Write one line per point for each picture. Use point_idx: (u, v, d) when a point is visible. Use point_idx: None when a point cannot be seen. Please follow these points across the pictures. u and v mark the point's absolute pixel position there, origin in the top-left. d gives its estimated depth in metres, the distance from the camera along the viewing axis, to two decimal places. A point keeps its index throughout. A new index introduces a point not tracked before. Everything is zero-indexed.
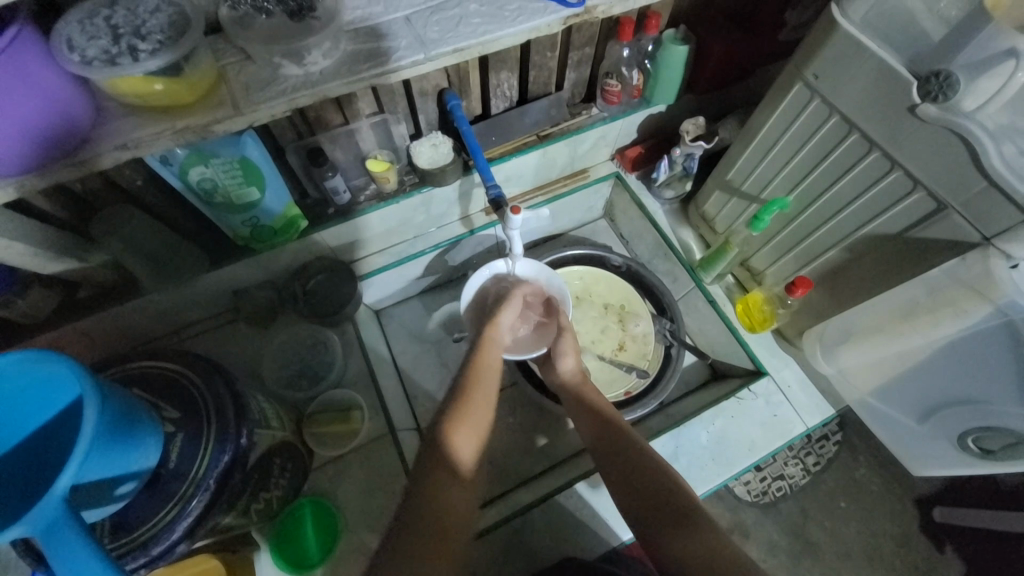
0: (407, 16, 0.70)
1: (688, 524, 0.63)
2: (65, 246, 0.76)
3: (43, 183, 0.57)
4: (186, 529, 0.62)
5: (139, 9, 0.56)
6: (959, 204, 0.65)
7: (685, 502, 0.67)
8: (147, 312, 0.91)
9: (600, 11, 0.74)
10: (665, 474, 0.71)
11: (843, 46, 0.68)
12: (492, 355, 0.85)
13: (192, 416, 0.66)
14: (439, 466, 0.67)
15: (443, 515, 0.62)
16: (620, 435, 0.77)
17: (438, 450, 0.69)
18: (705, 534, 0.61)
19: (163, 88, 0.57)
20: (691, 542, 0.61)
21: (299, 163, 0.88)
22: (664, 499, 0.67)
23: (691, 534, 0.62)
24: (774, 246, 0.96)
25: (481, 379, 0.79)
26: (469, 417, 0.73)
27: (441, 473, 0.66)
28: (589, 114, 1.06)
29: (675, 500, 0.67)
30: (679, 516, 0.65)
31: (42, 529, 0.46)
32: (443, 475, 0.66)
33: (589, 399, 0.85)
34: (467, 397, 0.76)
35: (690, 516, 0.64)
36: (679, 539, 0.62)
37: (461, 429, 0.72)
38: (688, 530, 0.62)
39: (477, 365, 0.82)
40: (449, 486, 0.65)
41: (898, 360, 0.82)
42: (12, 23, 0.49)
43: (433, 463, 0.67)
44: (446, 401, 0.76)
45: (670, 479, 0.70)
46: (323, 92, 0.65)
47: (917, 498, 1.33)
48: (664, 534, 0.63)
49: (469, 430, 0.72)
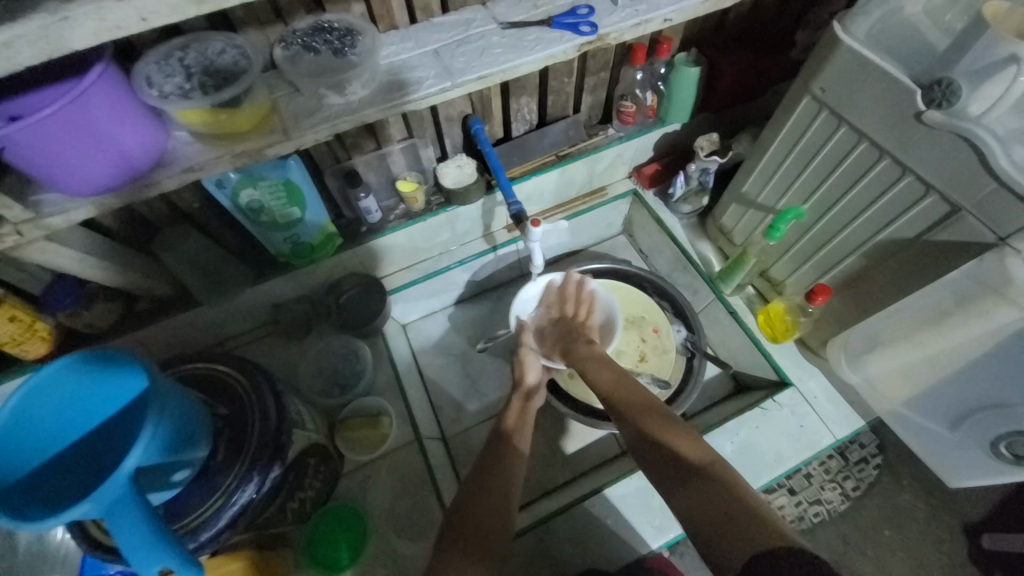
0: (436, 50, 0.77)
1: (696, 476, 0.62)
2: (129, 261, 0.85)
3: (119, 203, 0.65)
4: (230, 518, 0.66)
5: (209, 51, 0.65)
6: (971, 205, 0.66)
7: (695, 456, 0.65)
8: (196, 324, 0.98)
9: (612, 38, 0.79)
10: (676, 431, 0.70)
11: (847, 59, 0.71)
12: (515, 417, 0.86)
13: (239, 414, 0.73)
14: (487, 496, 0.70)
15: (484, 540, 0.65)
16: (632, 404, 0.77)
17: (467, 537, 0.65)
18: (717, 483, 0.60)
19: (226, 118, 0.65)
20: (703, 491, 0.60)
21: (337, 184, 0.96)
22: (671, 456, 0.67)
23: (703, 485, 0.61)
24: (793, 256, 0.97)
25: (512, 436, 0.81)
26: (494, 500, 0.70)
27: (466, 563, 0.62)
28: (605, 135, 1.11)
29: (682, 454, 0.66)
30: (689, 468, 0.64)
31: (108, 504, 0.51)
32: (489, 497, 0.70)
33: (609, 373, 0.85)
34: (506, 444, 0.79)
35: (701, 468, 0.63)
36: (693, 490, 0.61)
37: (512, 472, 0.75)
38: (697, 481, 0.62)
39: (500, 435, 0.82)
40: (487, 513, 0.68)
41: (930, 368, 0.80)
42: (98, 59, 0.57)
43: (455, 550, 0.63)
44: (492, 444, 0.79)
45: (680, 435, 0.69)
46: (361, 118, 0.71)
47: (964, 525, 1.26)
48: (677, 490, 0.63)
49: (488, 512, 0.68)
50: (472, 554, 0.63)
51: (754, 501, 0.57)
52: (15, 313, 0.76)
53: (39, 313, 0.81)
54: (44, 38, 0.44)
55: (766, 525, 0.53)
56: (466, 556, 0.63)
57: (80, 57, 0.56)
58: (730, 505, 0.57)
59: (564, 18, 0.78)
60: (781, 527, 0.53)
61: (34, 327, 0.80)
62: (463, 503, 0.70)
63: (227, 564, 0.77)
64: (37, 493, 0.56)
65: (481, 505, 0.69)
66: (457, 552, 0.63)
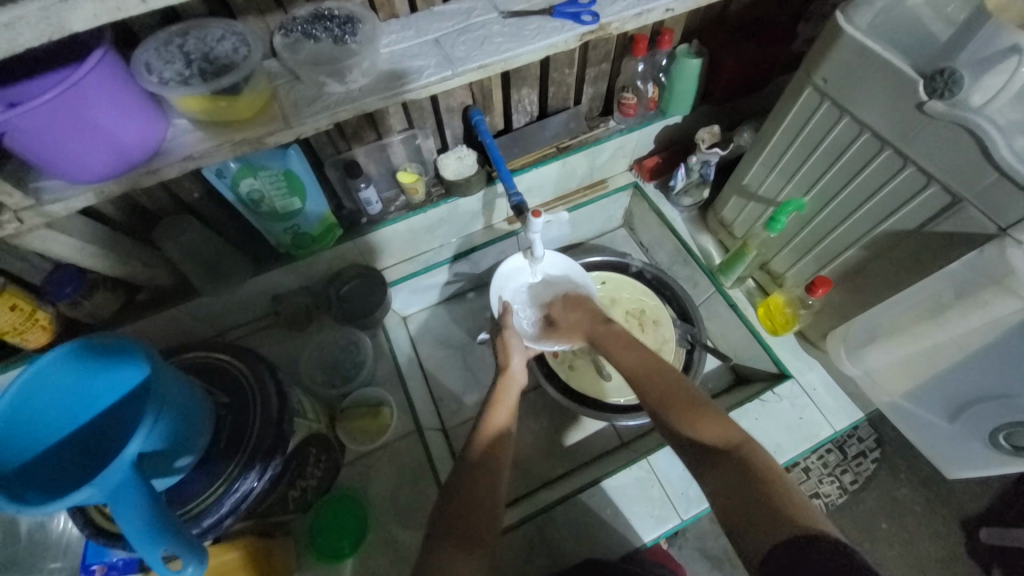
0: (437, 39, 0.77)
1: (722, 460, 0.61)
2: (130, 250, 0.85)
3: (119, 190, 0.65)
4: (234, 504, 0.67)
5: (208, 38, 0.65)
6: (973, 196, 0.66)
7: (717, 438, 0.64)
8: (197, 314, 0.98)
9: (613, 28, 0.79)
10: (700, 412, 0.69)
11: (851, 49, 0.71)
12: (505, 418, 0.80)
13: (240, 400, 0.74)
14: (478, 486, 0.70)
15: (470, 530, 0.65)
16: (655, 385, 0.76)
17: (460, 532, 0.64)
18: (737, 463, 0.60)
19: (226, 105, 0.65)
20: (728, 476, 0.60)
21: (337, 175, 0.96)
22: (695, 439, 0.66)
23: (727, 467, 0.60)
24: (793, 248, 0.97)
25: (502, 446, 0.76)
26: (486, 489, 0.70)
27: (460, 555, 0.62)
28: (606, 127, 1.11)
29: (705, 437, 0.65)
30: (712, 452, 0.63)
31: (114, 489, 0.51)
32: (477, 491, 0.69)
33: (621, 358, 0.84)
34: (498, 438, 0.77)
35: (724, 451, 0.62)
36: (717, 473, 0.61)
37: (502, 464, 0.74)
38: (722, 464, 0.61)
39: (485, 435, 0.77)
40: (480, 500, 0.68)
41: (933, 359, 0.80)
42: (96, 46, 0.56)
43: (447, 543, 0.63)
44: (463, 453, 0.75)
45: (703, 415, 0.68)
46: (361, 107, 0.71)
47: (961, 519, 1.27)
48: (701, 472, 0.63)
49: (479, 501, 0.68)
50: (466, 545, 0.63)
51: (780, 487, 0.57)
52: (16, 302, 0.76)
53: (39, 303, 0.81)
54: (45, 19, 0.43)
55: (791, 518, 0.52)
56: (459, 549, 0.62)
57: (80, 44, 0.56)
58: (753, 493, 0.56)
59: (566, 7, 0.78)
60: (803, 514, 0.52)
61: (34, 317, 0.80)
62: (458, 487, 0.70)
63: (225, 553, 0.76)
64: (40, 479, 0.57)
65: (471, 496, 0.68)
66: (453, 543, 0.63)
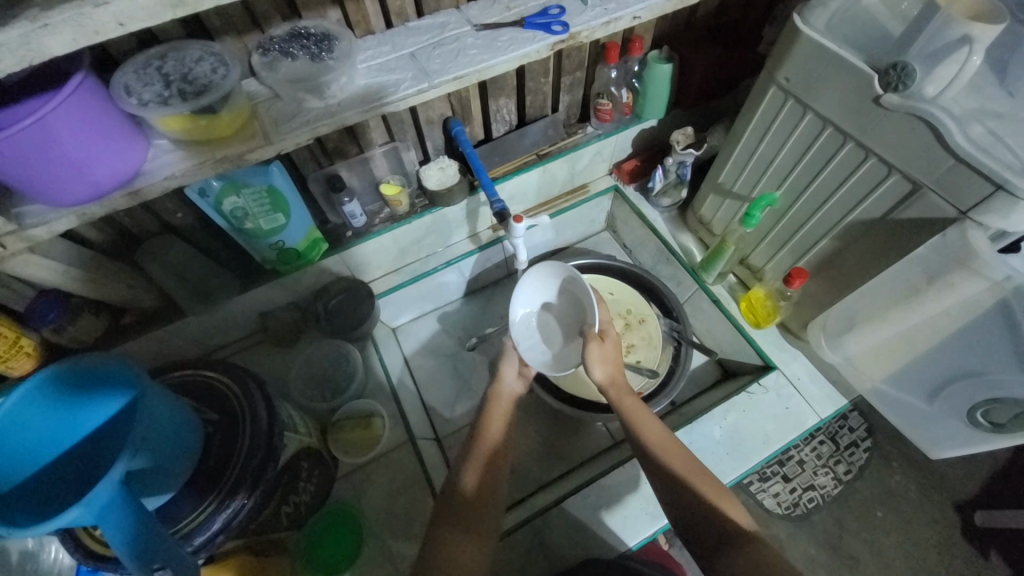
0: (413, 53, 0.79)
1: (747, 540, 0.63)
2: (113, 272, 0.85)
3: (102, 212, 0.65)
4: (226, 520, 0.66)
5: (186, 59, 0.67)
6: (932, 182, 0.69)
7: (741, 521, 0.66)
8: (184, 334, 0.98)
9: (583, 36, 0.81)
10: (720, 492, 0.69)
11: (809, 48, 0.74)
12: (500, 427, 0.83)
13: (229, 417, 0.74)
14: (466, 511, 0.73)
15: (471, 515, 0.72)
16: (677, 458, 0.73)
17: (453, 517, 0.72)
18: (762, 547, 0.62)
19: (206, 124, 0.66)
20: (754, 556, 0.61)
21: (320, 190, 0.97)
22: (718, 518, 0.66)
23: (750, 551, 0.61)
24: (770, 242, 1.00)
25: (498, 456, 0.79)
26: (484, 508, 0.73)
27: (458, 535, 0.70)
28: (584, 133, 1.14)
29: (732, 518, 0.66)
30: (734, 534, 0.64)
31: (99, 509, 0.51)
32: (470, 510, 0.73)
33: (631, 415, 0.80)
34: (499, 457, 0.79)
35: (748, 533, 0.64)
36: (740, 556, 0.61)
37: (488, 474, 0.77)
38: (748, 547, 0.62)
39: (480, 458, 0.78)
40: (480, 520, 0.72)
41: (908, 345, 0.83)
42: (76, 70, 0.57)
43: (443, 524, 0.72)
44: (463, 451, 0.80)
45: (723, 497, 0.69)
46: (340, 121, 0.73)
47: (956, 504, 1.29)
48: (723, 553, 0.63)
49: (476, 509, 0.73)
50: (461, 525, 0.71)
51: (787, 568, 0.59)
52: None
53: (22, 329, 0.80)
54: (25, 45, 0.45)
55: None
56: (458, 530, 0.71)
57: (63, 71, 0.57)
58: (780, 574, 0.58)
59: (536, 18, 0.81)
60: None
61: (18, 343, 0.78)
62: (454, 486, 0.75)
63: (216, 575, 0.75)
64: (25, 504, 0.56)
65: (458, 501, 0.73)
66: (450, 525, 0.71)
